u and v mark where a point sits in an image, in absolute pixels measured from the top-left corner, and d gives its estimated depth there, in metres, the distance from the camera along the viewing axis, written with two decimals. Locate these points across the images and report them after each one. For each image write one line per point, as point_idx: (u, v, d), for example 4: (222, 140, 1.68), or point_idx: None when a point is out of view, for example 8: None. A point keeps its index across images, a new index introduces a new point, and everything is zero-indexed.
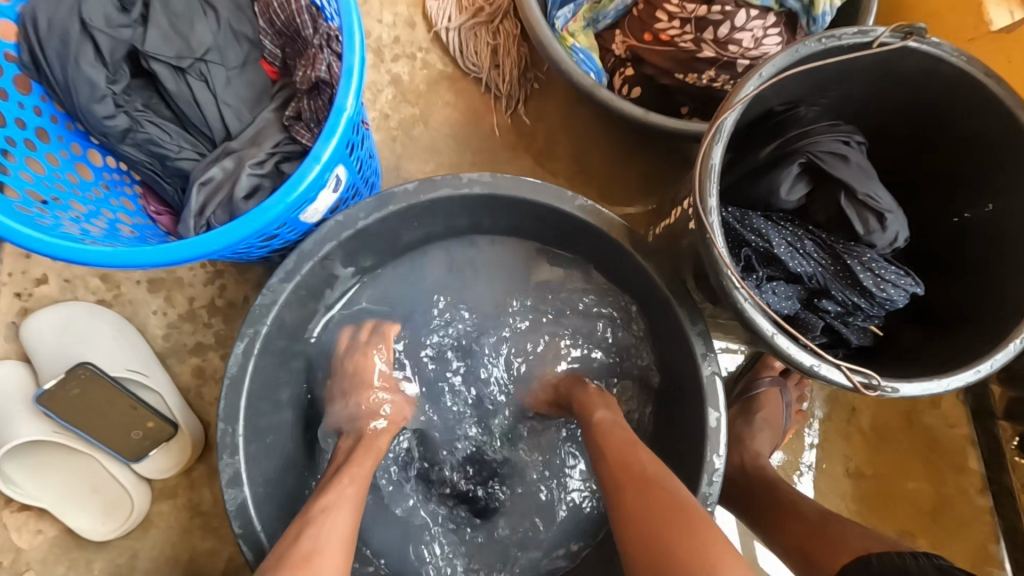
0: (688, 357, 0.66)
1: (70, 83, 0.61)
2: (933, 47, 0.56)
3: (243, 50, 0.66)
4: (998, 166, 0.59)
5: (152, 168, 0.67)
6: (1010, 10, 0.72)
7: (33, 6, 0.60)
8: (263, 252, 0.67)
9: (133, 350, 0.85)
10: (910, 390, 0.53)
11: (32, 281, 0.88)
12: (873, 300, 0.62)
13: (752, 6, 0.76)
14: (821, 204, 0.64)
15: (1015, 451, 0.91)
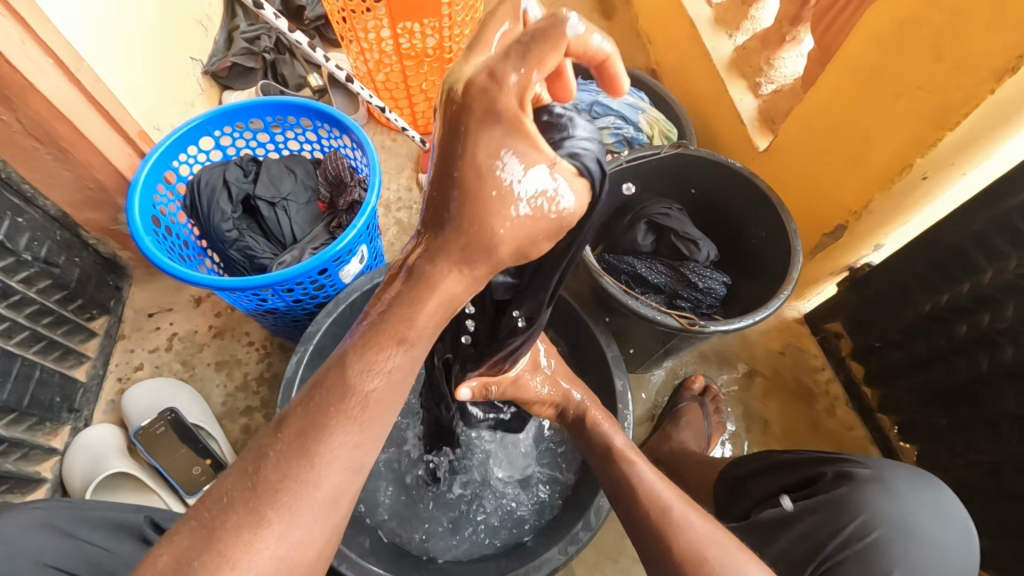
0: (599, 348, 0.96)
1: (209, 213, 1.03)
2: (696, 149, 1.00)
3: (308, 194, 1.11)
4: (755, 209, 0.99)
5: (245, 263, 1.05)
6: (766, 138, 1.21)
7: (196, 176, 1.06)
8: (312, 305, 1.03)
9: (201, 408, 1.13)
10: (720, 327, 0.86)
11: (131, 368, 1.21)
12: (705, 293, 0.97)
13: (614, 151, 1.26)
14: (663, 243, 1.02)
15: (897, 438, 1.13)
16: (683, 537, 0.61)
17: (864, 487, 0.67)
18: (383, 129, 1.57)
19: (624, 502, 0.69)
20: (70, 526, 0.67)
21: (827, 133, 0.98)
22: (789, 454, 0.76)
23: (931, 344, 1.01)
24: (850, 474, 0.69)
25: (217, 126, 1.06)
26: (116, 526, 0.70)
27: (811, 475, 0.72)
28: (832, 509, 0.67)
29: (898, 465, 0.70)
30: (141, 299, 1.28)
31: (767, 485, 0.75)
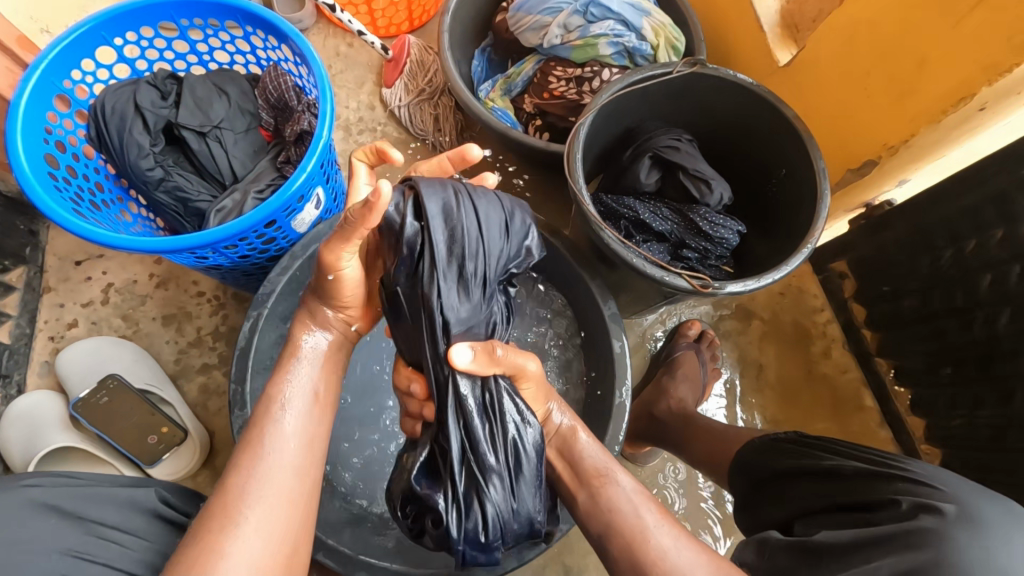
0: (595, 305, 0.86)
1: (122, 147, 0.84)
2: (715, 68, 0.84)
3: (247, 121, 0.91)
4: (780, 143, 0.86)
5: (177, 209, 0.87)
6: (788, 51, 1.02)
7: (100, 98, 0.85)
8: (263, 259, 0.88)
9: (151, 370, 1.01)
10: (735, 288, 0.76)
11: (64, 326, 1.06)
12: (716, 243, 0.86)
13: (612, 66, 1.08)
14: (669, 182, 0.89)
15: (893, 383, 1.10)
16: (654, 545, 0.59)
17: (949, 525, 0.55)
18: (336, 30, 1.31)
19: (616, 541, 0.62)
20: (72, 506, 0.57)
21: (870, 50, 0.83)
22: (834, 460, 0.67)
23: (947, 294, 0.95)
24: (931, 507, 0.57)
25: (117, 32, 0.83)
26: (125, 501, 0.61)
27: (874, 498, 0.61)
28: (907, 547, 0.54)
29: (989, 498, 0.58)
30: (63, 244, 1.10)
31: (804, 491, 0.68)
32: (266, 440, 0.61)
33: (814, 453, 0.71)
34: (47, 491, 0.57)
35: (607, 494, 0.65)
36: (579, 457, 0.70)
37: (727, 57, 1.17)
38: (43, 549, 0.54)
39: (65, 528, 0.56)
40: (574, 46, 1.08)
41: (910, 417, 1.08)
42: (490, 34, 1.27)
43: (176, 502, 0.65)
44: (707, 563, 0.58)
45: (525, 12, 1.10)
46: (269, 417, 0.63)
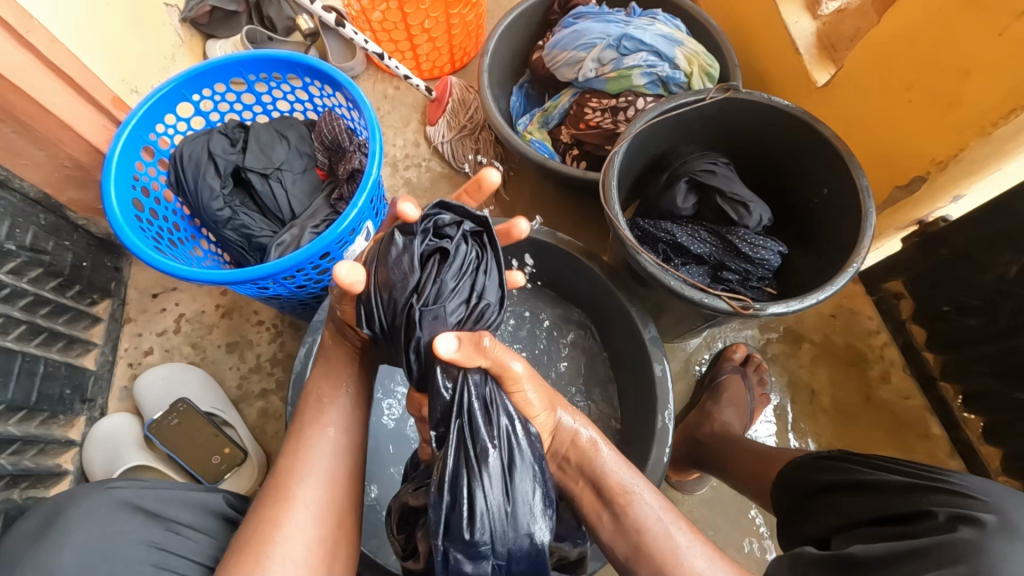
0: (634, 328, 0.87)
1: (196, 190, 0.93)
2: (748, 92, 0.85)
3: (305, 162, 0.99)
4: (820, 162, 0.85)
5: (242, 244, 0.95)
6: (827, 71, 1.01)
7: (179, 148, 0.95)
8: (317, 289, 0.94)
9: (216, 394, 1.09)
10: (777, 309, 0.75)
11: (141, 353, 1.16)
12: (756, 264, 0.85)
13: (646, 94, 1.10)
14: (706, 205, 0.90)
15: (961, 409, 1.03)
16: (685, 558, 0.59)
17: (990, 537, 0.53)
18: (383, 75, 1.41)
19: (646, 563, 0.60)
20: (157, 507, 0.65)
21: (911, 65, 0.82)
22: (875, 474, 0.66)
23: (1015, 311, 0.89)
24: (971, 519, 0.55)
25: (194, 90, 0.94)
26: (199, 504, 0.69)
27: (913, 511, 0.60)
28: (946, 561, 0.53)
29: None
30: (143, 279, 1.21)
31: (849, 505, 0.66)
32: (295, 469, 0.65)
33: (853, 467, 0.69)
34: (136, 493, 0.66)
35: (632, 512, 0.63)
36: (595, 474, 0.67)
37: (763, 81, 1.17)
38: (133, 541, 0.62)
39: (151, 524, 0.64)
40: (608, 78, 1.12)
41: (984, 446, 1.01)
42: (527, 71, 1.33)
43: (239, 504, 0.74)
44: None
45: (561, 48, 1.15)
46: (301, 448, 0.67)
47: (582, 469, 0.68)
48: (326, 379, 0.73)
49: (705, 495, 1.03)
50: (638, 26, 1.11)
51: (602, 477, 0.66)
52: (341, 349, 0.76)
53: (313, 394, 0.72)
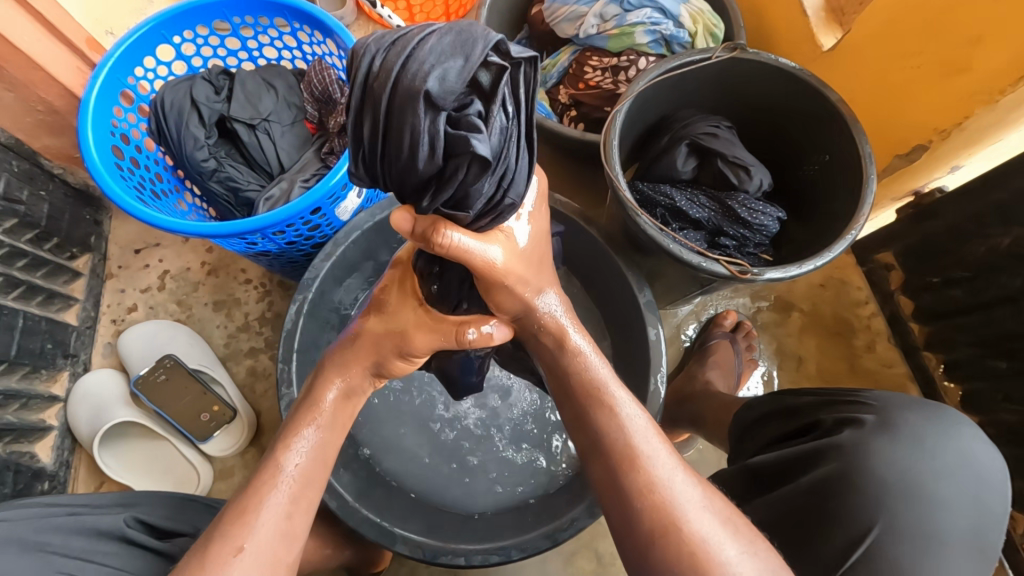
0: (630, 293, 0.87)
1: (180, 139, 0.89)
2: (755, 52, 0.82)
3: (293, 113, 0.95)
4: (823, 128, 0.84)
5: (228, 198, 0.92)
6: (833, 35, 0.99)
7: (160, 94, 0.90)
8: (308, 246, 0.92)
9: (203, 351, 1.07)
10: (774, 274, 0.75)
11: (125, 310, 1.13)
12: (755, 230, 0.85)
13: (649, 54, 1.07)
14: (707, 169, 0.88)
15: (942, 378, 1.06)
16: (644, 461, 0.57)
17: (869, 435, 0.62)
18: (375, 27, 1.35)
19: (602, 462, 0.59)
20: (38, 537, 0.58)
21: (922, 28, 0.80)
22: (795, 398, 0.71)
23: (1003, 283, 0.91)
24: (853, 420, 0.64)
25: (175, 31, 0.88)
26: (93, 529, 0.60)
27: (806, 423, 0.68)
28: (829, 458, 0.63)
29: (913, 407, 0.65)
30: (125, 234, 1.17)
31: (762, 429, 0.72)
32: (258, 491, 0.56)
33: (779, 394, 0.73)
34: (17, 526, 0.58)
35: (608, 412, 0.61)
36: (568, 366, 0.65)
37: (768, 44, 1.14)
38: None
39: (28, 558, 0.56)
40: (610, 36, 1.08)
41: None
42: (526, 26, 1.28)
43: (155, 523, 0.65)
44: (715, 518, 0.54)
45: (562, 3, 1.11)
46: (270, 476, 0.57)
47: (551, 364, 0.68)
48: (315, 429, 0.62)
49: (691, 457, 1.06)
50: None
51: (573, 373, 0.65)
52: (344, 396, 0.65)
53: (288, 442, 0.60)
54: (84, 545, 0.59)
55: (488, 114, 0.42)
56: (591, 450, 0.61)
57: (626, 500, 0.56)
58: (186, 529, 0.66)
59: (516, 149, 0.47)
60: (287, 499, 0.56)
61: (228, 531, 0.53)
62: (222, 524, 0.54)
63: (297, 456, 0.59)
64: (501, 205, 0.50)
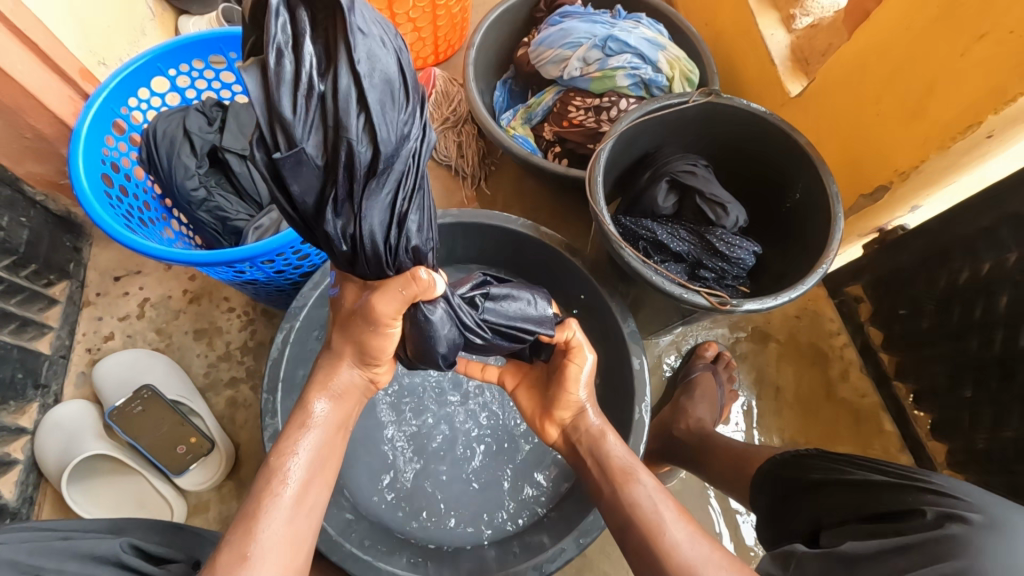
0: (615, 323, 0.89)
1: (170, 168, 0.89)
2: (729, 97, 0.88)
3: None
4: (793, 168, 0.89)
5: (216, 226, 0.92)
6: (799, 82, 1.06)
7: (152, 123, 0.91)
8: (296, 274, 0.92)
9: (182, 381, 1.05)
10: (752, 305, 0.78)
11: (100, 338, 1.11)
12: (733, 263, 0.88)
13: (629, 96, 1.13)
14: (686, 205, 0.93)
15: (914, 407, 1.10)
16: (669, 531, 0.60)
17: (976, 532, 0.57)
18: None
19: (638, 534, 0.62)
20: (34, 561, 0.55)
21: (880, 80, 0.86)
22: (861, 474, 0.69)
23: (965, 316, 0.96)
24: (958, 516, 0.59)
25: (171, 64, 0.90)
26: (89, 554, 0.58)
27: (904, 510, 0.63)
28: (937, 557, 0.56)
29: (1016, 509, 0.60)
30: (105, 261, 1.16)
31: (836, 502, 0.69)
32: (260, 501, 0.58)
33: (838, 465, 0.73)
34: (10, 549, 0.56)
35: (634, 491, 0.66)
36: (603, 457, 0.72)
37: (739, 89, 1.22)
38: None
39: None
40: (593, 78, 1.13)
41: (933, 442, 1.07)
42: (511, 67, 1.33)
43: (149, 549, 0.63)
44: (721, 559, 0.57)
45: (546, 46, 1.17)
46: (271, 487, 0.59)
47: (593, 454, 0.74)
48: (311, 436, 0.64)
49: (675, 487, 1.07)
50: (622, 28, 1.13)
51: (609, 457, 0.72)
52: (335, 400, 0.68)
53: (285, 451, 0.62)
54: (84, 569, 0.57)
55: (281, 56, 0.45)
56: (626, 524, 0.64)
57: (663, 566, 0.58)
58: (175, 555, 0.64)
59: (334, 83, 0.46)
60: (288, 511, 0.58)
61: (231, 546, 0.54)
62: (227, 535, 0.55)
63: (295, 462, 0.61)
64: (343, 156, 0.48)
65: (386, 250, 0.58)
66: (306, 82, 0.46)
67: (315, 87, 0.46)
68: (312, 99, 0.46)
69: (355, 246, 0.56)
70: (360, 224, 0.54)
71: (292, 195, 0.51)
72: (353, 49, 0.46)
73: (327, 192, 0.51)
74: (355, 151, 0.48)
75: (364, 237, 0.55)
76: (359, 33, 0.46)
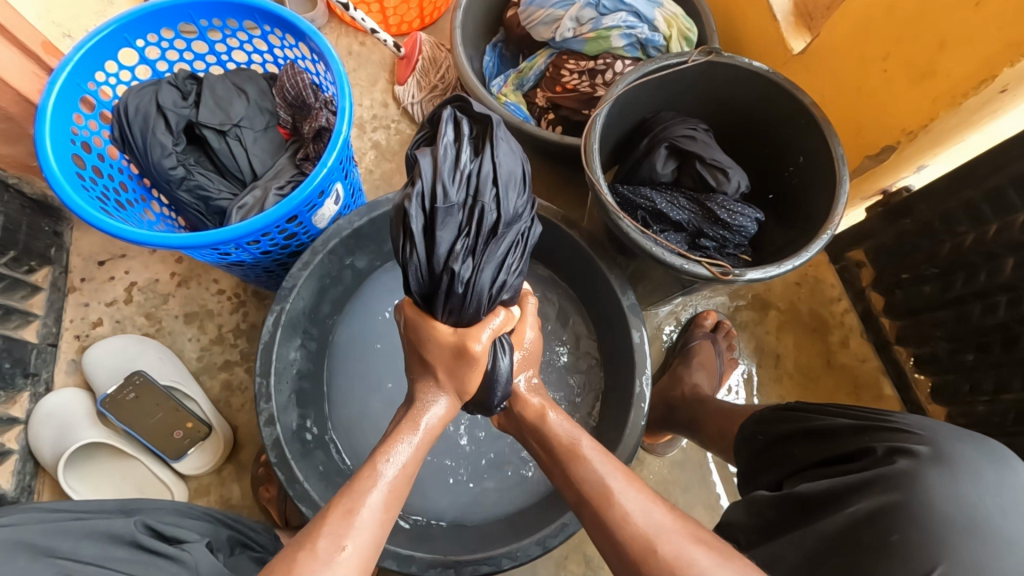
0: (613, 296, 0.86)
1: (146, 148, 0.85)
2: (730, 56, 0.83)
3: (266, 119, 0.93)
4: (797, 130, 0.86)
5: (199, 207, 0.89)
6: (802, 40, 1.01)
7: (123, 100, 0.86)
8: (283, 254, 0.89)
9: (174, 367, 1.03)
10: (754, 275, 0.76)
11: (89, 325, 1.08)
12: (734, 231, 0.85)
13: (625, 58, 1.08)
14: (686, 171, 0.89)
15: (914, 370, 1.09)
16: (616, 498, 0.58)
17: (923, 465, 0.58)
18: (348, 29, 1.33)
19: (588, 506, 0.60)
20: (49, 543, 0.55)
21: (891, 33, 0.82)
22: (825, 420, 0.69)
23: (968, 279, 0.94)
24: (906, 450, 0.60)
25: (138, 35, 0.85)
26: (105, 534, 0.58)
27: (855, 448, 0.64)
28: (882, 490, 0.58)
29: (962, 437, 0.61)
30: (87, 244, 1.12)
31: (801, 451, 0.69)
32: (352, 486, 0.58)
33: (805, 414, 0.73)
34: (25, 530, 0.55)
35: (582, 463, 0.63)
36: (549, 434, 0.70)
37: (739, 47, 1.16)
38: None
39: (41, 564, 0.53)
40: (587, 40, 1.08)
41: (932, 405, 1.08)
42: (501, 29, 1.27)
43: (164, 530, 0.61)
44: (671, 521, 0.55)
45: (537, 6, 1.10)
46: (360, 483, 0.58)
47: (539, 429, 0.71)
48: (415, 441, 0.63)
49: (676, 457, 1.07)
50: None
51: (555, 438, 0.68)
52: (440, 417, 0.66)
53: (386, 453, 0.61)
54: (102, 549, 0.56)
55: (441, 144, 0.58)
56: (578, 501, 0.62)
57: (612, 530, 0.56)
58: (193, 536, 0.62)
59: (482, 162, 0.59)
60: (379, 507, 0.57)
61: (332, 526, 0.53)
62: (327, 509, 0.55)
63: (393, 463, 0.60)
64: (477, 218, 0.59)
65: (486, 299, 0.64)
66: (462, 164, 0.58)
67: (467, 169, 0.58)
68: (463, 175, 0.58)
69: (467, 291, 0.62)
70: (474, 273, 0.61)
71: (430, 243, 0.59)
72: (496, 147, 0.60)
73: (459, 244, 0.59)
74: (487, 209, 0.59)
75: (476, 287, 0.62)
76: (502, 138, 0.60)
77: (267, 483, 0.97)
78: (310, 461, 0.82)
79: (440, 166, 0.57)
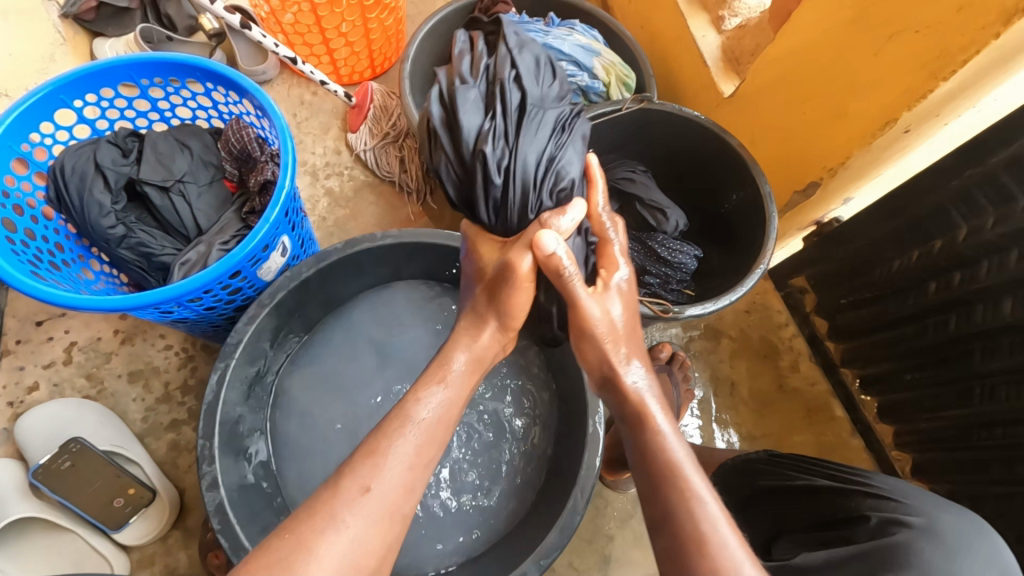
0: (564, 336, 0.88)
1: (84, 207, 0.84)
2: (660, 103, 0.88)
3: (211, 173, 0.92)
4: (727, 169, 0.91)
5: (140, 264, 0.87)
6: (732, 83, 1.07)
7: (59, 159, 0.85)
8: (229, 309, 0.88)
9: (116, 430, 0.98)
10: (694, 312, 0.78)
11: (24, 390, 1.03)
12: (675, 268, 0.89)
13: None
14: (628, 212, 0.93)
15: (861, 391, 1.13)
16: None
17: (916, 537, 0.60)
18: (299, 80, 1.35)
19: None
20: None
21: (806, 79, 0.88)
22: (813, 481, 0.71)
23: (899, 301, 1.00)
24: (899, 521, 0.62)
25: (75, 95, 0.84)
26: None
27: (845, 515, 0.66)
28: (879, 561, 0.59)
29: (947, 507, 0.63)
30: (24, 305, 1.08)
31: (792, 512, 0.72)
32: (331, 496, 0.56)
33: (789, 472, 0.75)
34: None
35: None
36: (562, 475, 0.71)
37: (675, 90, 1.23)
38: None
39: None
40: None
41: (880, 424, 1.11)
42: None
43: None
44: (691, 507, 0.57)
45: None
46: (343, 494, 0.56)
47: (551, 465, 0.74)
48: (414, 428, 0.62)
49: None
50: (556, 36, 1.13)
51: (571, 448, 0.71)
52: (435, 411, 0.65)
53: (373, 456, 0.59)
54: None
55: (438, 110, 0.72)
56: None
57: None
58: None
59: (488, 88, 0.72)
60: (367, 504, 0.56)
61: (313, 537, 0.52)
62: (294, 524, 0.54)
63: (389, 460, 0.59)
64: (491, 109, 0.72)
65: (540, 174, 0.74)
66: (472, 116, 0.71)
67: (509, 102, 0.71)
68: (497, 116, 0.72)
69: (508, 178, 0.72)
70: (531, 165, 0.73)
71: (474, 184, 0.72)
72: (494, 63, 0.73)
73: (487, 125, 0.71)
74: (495, 116, 0.72)
75: (519, 174, 0.73)
76: (508, 28, 0.75)
77: (216, 549, 0.92)
78: (255, 520, 0.79)
79: (503, 106, 0.71)
